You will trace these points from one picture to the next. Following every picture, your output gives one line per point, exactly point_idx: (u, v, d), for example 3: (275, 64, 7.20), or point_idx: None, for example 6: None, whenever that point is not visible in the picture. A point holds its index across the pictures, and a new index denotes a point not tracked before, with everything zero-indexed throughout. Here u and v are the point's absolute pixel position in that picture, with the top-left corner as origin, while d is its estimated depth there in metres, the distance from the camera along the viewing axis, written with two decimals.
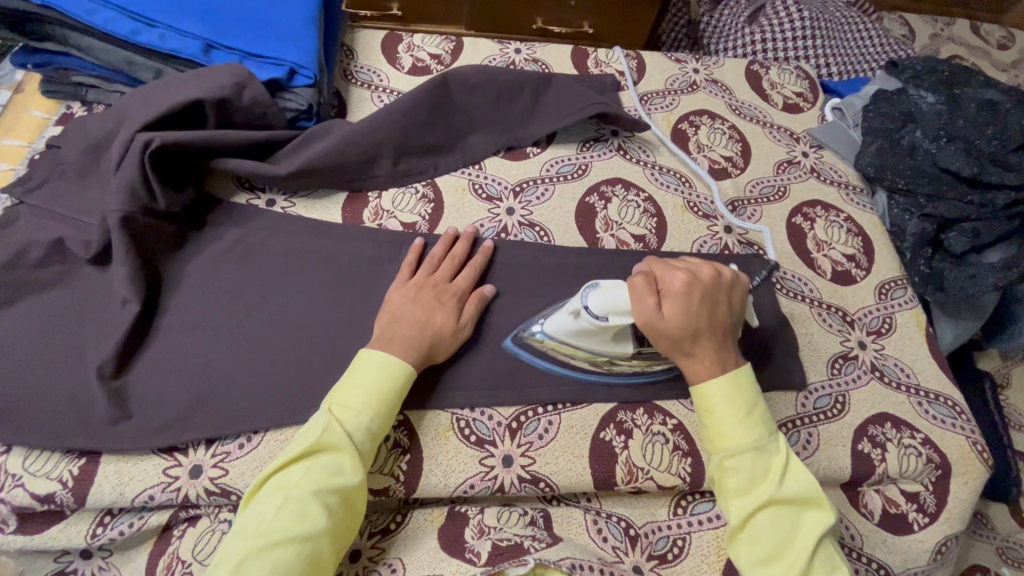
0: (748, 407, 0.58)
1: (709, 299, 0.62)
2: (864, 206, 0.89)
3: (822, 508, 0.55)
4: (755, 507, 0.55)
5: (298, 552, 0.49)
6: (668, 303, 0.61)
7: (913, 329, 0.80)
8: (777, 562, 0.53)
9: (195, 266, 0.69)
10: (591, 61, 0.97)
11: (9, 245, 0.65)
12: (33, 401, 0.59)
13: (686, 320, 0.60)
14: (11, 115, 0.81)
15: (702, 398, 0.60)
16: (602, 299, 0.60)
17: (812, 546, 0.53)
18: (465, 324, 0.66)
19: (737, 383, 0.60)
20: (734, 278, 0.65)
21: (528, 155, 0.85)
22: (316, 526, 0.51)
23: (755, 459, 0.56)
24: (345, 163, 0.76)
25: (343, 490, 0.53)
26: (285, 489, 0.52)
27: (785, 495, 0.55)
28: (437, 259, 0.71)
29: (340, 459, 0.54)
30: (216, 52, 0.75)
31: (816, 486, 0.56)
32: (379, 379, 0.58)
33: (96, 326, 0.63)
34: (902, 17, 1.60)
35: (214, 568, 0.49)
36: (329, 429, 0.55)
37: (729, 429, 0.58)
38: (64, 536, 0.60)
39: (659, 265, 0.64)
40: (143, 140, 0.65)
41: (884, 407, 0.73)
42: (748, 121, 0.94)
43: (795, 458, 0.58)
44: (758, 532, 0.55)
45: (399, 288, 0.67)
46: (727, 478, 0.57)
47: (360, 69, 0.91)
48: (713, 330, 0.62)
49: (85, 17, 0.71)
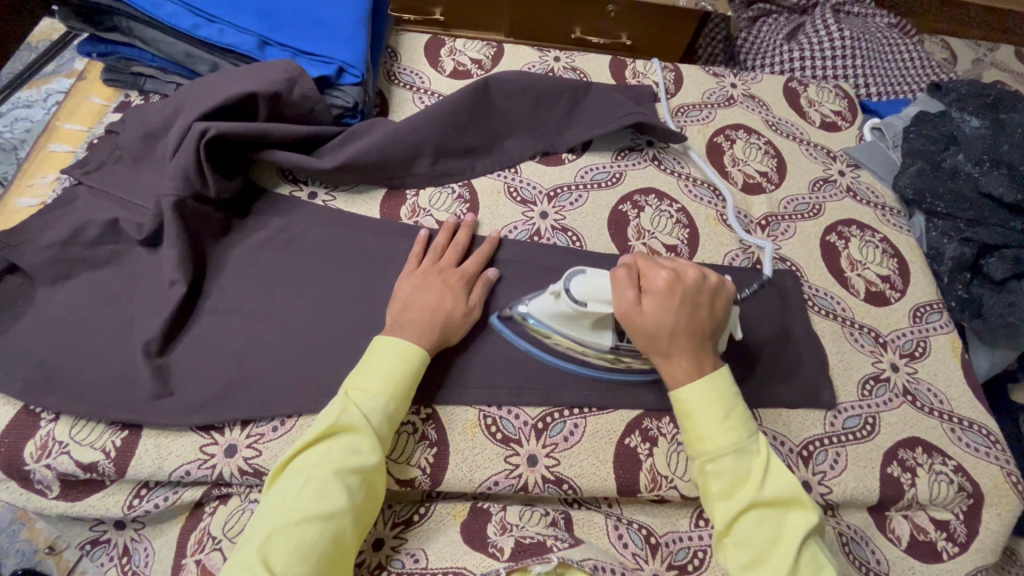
0: (726, 409, 0.58)
1: (691, 302, 0.61)
2: (901, 228, 0.88)
3: (805, 507, 0.54)
4: (737, 511, 0.54)
5: (322, 529, 0.50)
6: (646, 299, 0.60)
7: (948, 354, 0.79)
8: (761, 566, 0.53)
9: (239, 252, 0.72)
10: (629, 72, 0.98)
11: (68, 222, 0.68)
12: (83, 372, 0.62)
13: (663, 318, 0.59)
14: (73, 100, 0.85)
15: (680, 402, 0.59)
16: (585, 285, 0.61)
17: (795, 547, 0.52)
18: (474, 306, 0.68)
19: (714, 384, 0.59)
20: (720, 285, 0.63)
21: (564, 161, 0.86)
22: (337, 503, 0.52)
23: (735, 462, 0.56)
24: (386, 160, 0.78)
25: (364, 469, 0.54)
26: (307, 470, 0.53)
27: (766, 497, 0.54)
28: (441, 247, 0.73)
29: (359, 440, 0.55)
30: (270, 48, 0.78)
31: (798, 486, 0.55)
32: (395, 364, 0.60)
33: (145, 304, 0.66)
34: (943, 41, 1.58)
35: (241, 545, 0.50)
36: (347, 411, 0.56)
37: (707, 434, 0.57)
38: (103, 505, 0.62)
39: (643, 262, 0.63)
40: (199, 129, 0.68)
41: (916, 432, 0.72)
42: (785, 137, 0.94)
43: (777, 459, 0.57)
44: (742, 536, 0.54)
45: (409, 276, 0.69)
46: (709, 482, 0.56)
47: (403, 70, 0.93)
48: (692, 332, 0.60)
49: (151, 11, 0.74)
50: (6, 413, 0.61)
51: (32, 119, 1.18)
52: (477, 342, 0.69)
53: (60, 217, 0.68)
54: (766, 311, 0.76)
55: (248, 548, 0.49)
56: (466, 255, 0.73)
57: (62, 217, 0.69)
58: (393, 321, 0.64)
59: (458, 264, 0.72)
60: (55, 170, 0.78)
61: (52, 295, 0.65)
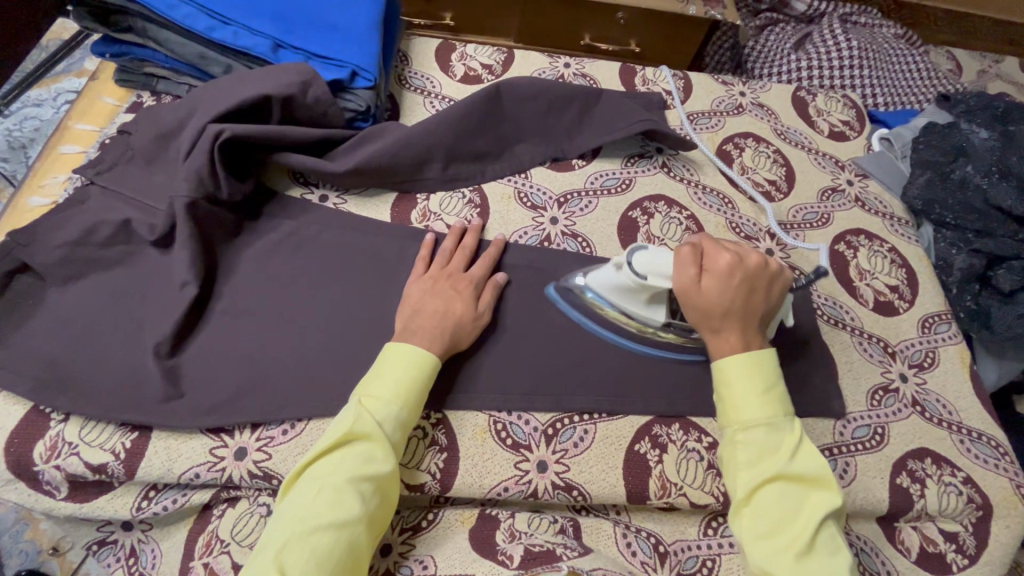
0: (767, 385, 0.59)
1: (749, 284, 0.62)
2: (910, 238, 0.89)
3: (829, 490, 0.55)
4: (762, 479, 0.55)
5: (337, 538, 0.50)
6: (708, 279, 0.62)
7: (957, 365, 0.79)
8: (777, 537, 0.53)
9: (249, 255, 0.72)
10: (639, 79, 0.99)
11: (79, 223, 0.68)
12: (93, 373, 0.62)
13: (721, 296, 0.61)
14: (85, 100, 0.85)
15: (720, 372, 0.60)
16: (648, 261, 0.63)
17: (815, 524, 0.52)
18: (483, 311, 0.68)
19: (758, 361, 0.60)
20: (779, 271, 0.64)
21: (574, 167, 0.86)
22: (352, 512, 0.51)
23: (768, 435, 0.56)
24: (397, 165, 0.78)
25: (378, 478, 0.54)
26: (322, 477, 0.53)
27: (794, 471, 0.55)
28: (449, 251, 0.73)
29: (372, 448, 0.55)
30: (284, 51, 0.78)
31: (826, 468, 0.55)
32: (413, 372, 0.60)
33: (156, 306, 0.65)
34: (949, 52, 1.59)
35: (256, 555, 0.49)
36: (361, 419, 0.56)
37: (742, 403, 0.58)
38: (111, 506, 0.62)
39: (709, 243, 0.64)
40: (214, 131, 0.68)
41: (925, 442, 0.72)
42: (794, 146, 0.95)
43: (807, 441, 0.58)
44: (764, 506, 0.54)
45: (417, 281, 0.69)
46: (737, 450, 0.57)
47: (414, 75, 0.94)
48: (745, 313, 0.62)
49: (166, 12, 0.74)
50: (16, 412, 0.61)
51: (42, 117, 1.19)
52: (487, 347, 0.69)
53: (72, 218, 0.68)
54: None
55: (264, 557, 0.48)
56: (475, 259, 0.73)
57: (74, 217, 0.69)
58: (404, 326, 0.64)
59: (467, 268, 0.72)
60: (67, 169, 0.78)
61: (63, 295, 0.65)
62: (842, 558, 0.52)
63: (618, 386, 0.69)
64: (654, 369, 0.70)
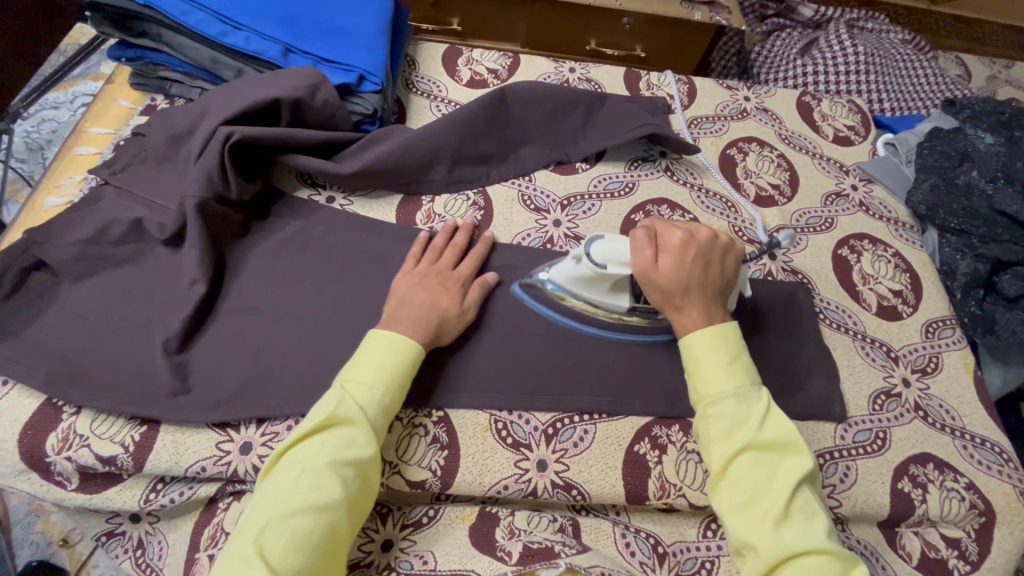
0: (732, 356, 0.59)
1: (703, 259, 0.63)
2: (913, 242, 0.88)
3: (800, 455, 0.55)
4: (736, 450, 0.55)
5: (316, 521, 0.51)
6: (664, 258, 0.62)
7: (960, 371, 0.79)
8: (753, 507, 0.53)
9: (257, 254, 0.73)
10: (643, 84, 0.99)
11: (93, 222, 0.69)
12: (104, 368, 0.63)
13: (677, 274, 0.61)
14: (101, 102, 0.87)
15: (688, 347, 0.61)
16: (605, 250, 0.64)
17: (790, 489, 0.53)
18: (468, 307, 0.69)
19: (721, 333, 0.61)
20: (730, 244, 0.66)
21: (577, 170, 0.87)
22: (332, 496, 0.52)
23: (736, 405, 0.57)
24: (402, 167, 0.80)
25: (359, 462, 0.55)
26: (303, 461, 0.53)
27: (764, 440, 0.55)
28: (439, 248, 0.74)
29: (354, 433, 0.56)
30: (293, 55, 0.80)
31: (794, 432, 0.56)
32: (388, 357, 0.60)
33: (165, 303, 0.67)
34: (958, 58, 1.58)
35: (237, 537, 0.50)
36: (343, 404, 0.57)
37: (709, 375, 0.59)
38: (120, 498, 0.63)
39: (660, 222, 0.65)
40: (225, 133, 0.70)
41: (927, 447, 0.72)
42: (798, 150, 0.95)
43: (776, 408, 0.58)
44: (739, 477, 0.55)
45: (405, 276, 0.70)
46: (710, 424, 0.57)
47: (421, 79, 0.95)
48: (705, 287, 0.63)
49: (180, 17, 0.76)
50: (29, 405, 0.63)
51: (59, 120, 1.23)
52: (488, 346, 0.70)
53: (86, 217, 0.70)
54: (778, 323, 0.76)
55: (243, 542, 0.49)
56: (464, 258, 0.74)
57: (88, 215, 0.71)
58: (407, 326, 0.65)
59: (455, 265, 0.73)
60: (83, 170, 0.81)
61: (76, 291, 0.67)
62: (820, 521, 0.52)
63: (618, 386, 0.70)
64: (655, 369, 0.71)
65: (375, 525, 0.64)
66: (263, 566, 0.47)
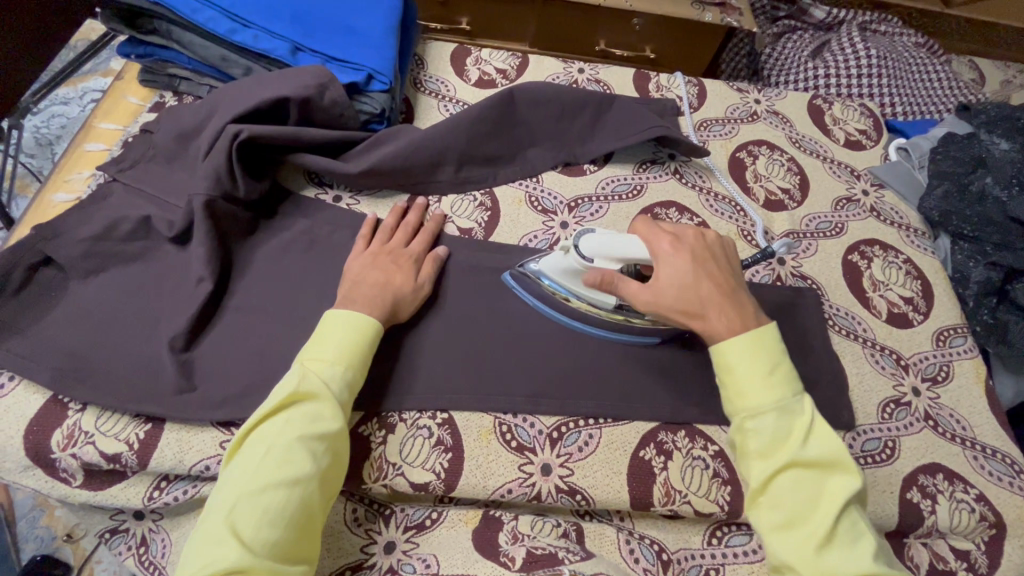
0: (772, 365, 0.58)
1: (701, 260, 0.63)
2: (925, 249, 0.87)
3: (844, 472, 0.54)
4: (778, 468, 0.54)
5: (289, 496, 0.51)
6: (665, 271, 0.61)
7: (971, 380, 0.78)
8: (796, 528, 0.53)
9: (263, 253, 0.73)
10: (653, 85, 0.99)
11: (101, 219, 0.70)
12: (110, 365, 0.63)
13: (682, 277, 0.61)
14: (110, 99, 0.87)
15: (721, 357, 0.59)
16: (592, 243, 0.64)
17: (836, 512, 0.52)
18: (424, 282, 0.70)
19: (759, 343, 0.59)
20: (718, 237, 0.67)
21: (585, 172, 0.87)
22: (303, 470, 0.52)
23: (778, 420, 0.56)
24: (411, 167, 0.79)
25: (328, 435, 0.55)
26: (269, 438, 0.53)
27: (806, 457, 0.54)
28: (390, 228, 0.74)
29: (319, 407, 0.55)
30: (302, 53, 0.80)
31: (839, 449, 0.55)
32: (350, 333, 0.60)
33: (172, 301, 0.67)
34: (971, 62, 1.57)
35: (207, 518, 0.50)
36: (306, 379, 0.56)
37: (749, 389, 0.57)
38: (124, 496, 0.64)
39: (644, 228, 0.65)
40: (233, 131, 0.70)
41: (937, 458, 0.71)
42: (809, 154, 0.94)
43: (819, 422, 0.57)
44: (779, 496, 0.54)
45: (357, 257, 0.70)
46: (749, 439, 0.56)
47: (430, 79, 0.95)
48: (716, 286, 0.62)
49: (190, 15, 0.76)
50: (36, 401, 0.63)
51: (69, 115, 1.24)
52: (494, 348, 0.70)
53: (94, 214, 0.70)
54: (787, 328, 0.76)
55: (213, 523, 0.49)
56: (415, 236, 0.75)
57: (97, 212, 0.71)
58: None
59: (408, 243, 0.74)
60: (91, 167, 0.81)
61: (83, 288, 0.67)
62: (864, 542, 0.52)
63: (624, 391, 0.69)
64: (662, 374, 0.71)
65: (378, 526, 0.64)
66: (237, 545, 0.47)
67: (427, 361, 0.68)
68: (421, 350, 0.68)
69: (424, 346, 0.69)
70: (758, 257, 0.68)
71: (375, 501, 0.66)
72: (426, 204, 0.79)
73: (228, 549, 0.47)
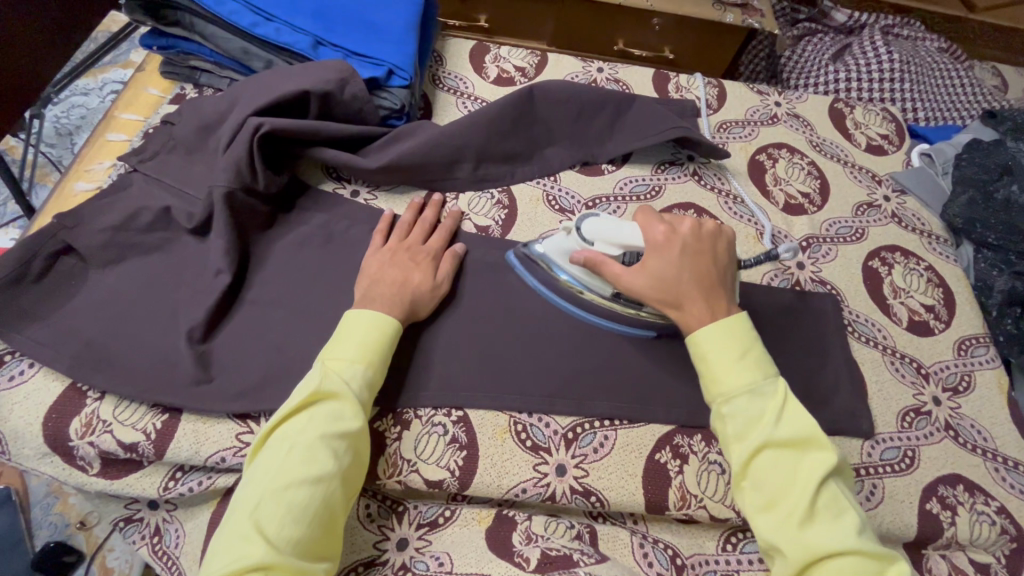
0: (744, 348, 0.58)
1: (690, 251, 0.63)
2: (948, 257, 0.86)
3: (820, 450, 0.54)
4: (753, 449, 0.54)
5: (312, 494, 0.51)
6: (651, 257, 0.63)
7: (993, 391, 0.76)
8: (778, 508, 0.53)
9: (281, 246, 0.73)
10: (672, 86, 0.98)
11: (121, 209, 0.70)
12: (129, 354, 0.63)
13: (664, 268, 0.62)
14: (131, 90, 0.88)
15: (696, 345, 0.60)
16: (595, 227, 0.66)
17: (812, 490, 0.52)
18: (442, 282, 0.69)
19: (730, 327, 0.59)
20: (716, 229, 0.66)
21: (603, 172, 0.86)
22: (325, 469, 0.52)
23: (750, 402, 0.56)
24: (429, 162, 0.79)
25: (349, 434, 0.54)
26: (291, 437, 0.53)
27: (781, 437, 0.54)
28: (408, 224, 0.74)
29: (341, 406, 0.55)
30: (323, 48, 0.80)
31: (814, 427, 0.55)
32: (369, 332, 0.60)
33: (190, 292, 0.67)
34: (994, 68, 1.55)
35: (231, 514, 0.50)
36: (328, 378, 0.56)
37: (721, 374, 0.57)
38: (140, 485, 0.64)
39: (643, 215, 0.66)
40: (254, 124, 0.70)
41: (958, 468, 0.70)
42: (829, 158, 0.93)
43: (795, 402, 0.57)
44: (758, 477, 0.54)
45: (375, 253, 0.70)
46: (725, 424, 0.56)
47: (448, 76, 0.94)
48: (700, 279, 0.62)
49: (213, 8, 0.77)
50: (55, 389, 0.63)
51: (88, 106, 1.25)
52: (510, 346, 0.69)
53: (115, 203, 0.71)
54: (806, 334, 0.75)
55: (237, 519, 0.49)
56: (433, 232, 0.75)
57: (117, 202, 0.71)
58: None
59: (426, 239, 0.74)
60: (112, 157, 0.81)
61: (104, 277, 0.67)
62: (846, 519, 0.51)
63: (640, 393, 0.69)
64: (679, 377, 0.70)
65: (391, 523, 0.64)
66: (264, 542, 0.47)
67: (443, 359, 0.68)
68: (437, 346, 0.68)
69: (440, 342, 0.68)
70: (763, 258, 0.69)
71: (388, 497, 0.65)
72: (443, 200, 0.79)
73: (253, 546, 0.47)
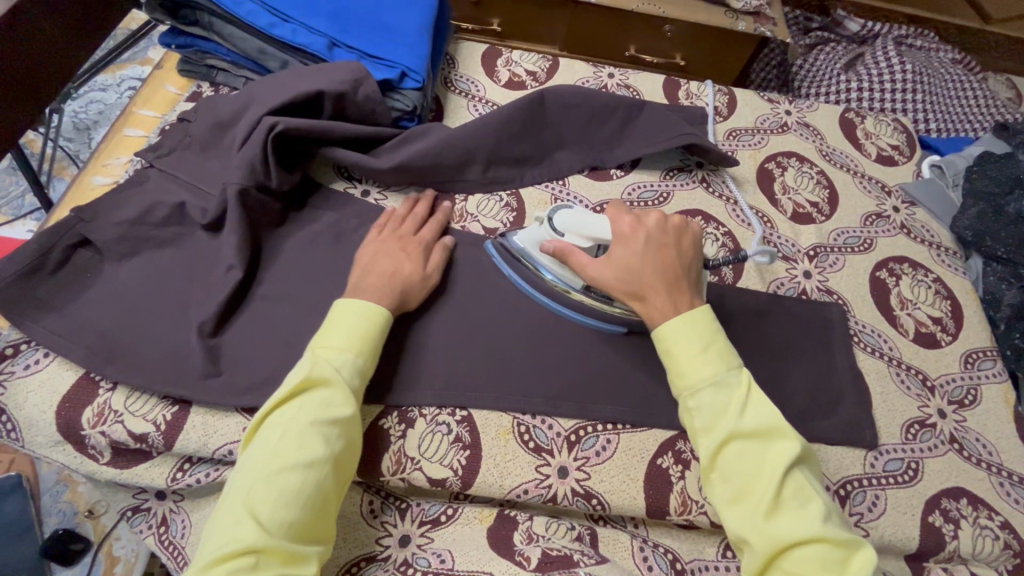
0: (706, 341, 0.59)
1: (656, 244, 0.64)
2: (956, 270, 0.86)
3: (783, 438, 0.54)
4: (720, 441, 0.54)
5: (304, 478, 0.51)
6: (616, 250, 0.64)
7: (1000, 405, 0.76)
8: (745, 499, 0.53)
9: (292, 244, 0.74)
10: (683, 93, 0.98)
11: (137, 203, 0.71)
12: (141, 347, 0.65)
13: (629, 259, 0.63)
14: (150, 86, 0.89)
15: (662, 339, 0.60)
16: (565, 219, 0.68)
17: (777, 478, 0.52)
18: (431, 272, 0.70)
19: (692, 321, 0.60)
20: (683, 224, 0.67)
21: (612, 176, 0.87)
22: (317, 453, 0.53)
23: (715, 394, 0.56)
24: (438, 164, 0.80)
25: (341, 420, 0.55)
26: (284, 424, 0.54)
27: (746, 428, 0.55)
28: (400, 217, 0.74)
29: (332, 393, 0.56)
30: (338, 49, 0.81)
31: (776, 417, 0.55)
32: (361, 322, 0.61)
33: (202, 287, 0.68)
34: (1009, 80, 1.54)
35: (224, 500, 0.51)
36: (319, 366, 0.57)
37: (687, 365, 0.58)
38: (148, 475, 0.65)
39: (614, 209, 0.68)
40: (268, 123, 0.71)
41: (962, 482, 0.69)
42: (839, 168, 0.93)
43: (758, 392, 0.57)
44: (724, 469, 0.55)
45: (368, 243, 0.70)
46: (693, 416, 0.57)
47: (460, 78, 0.95)
48: (665, 271, 0.63)
49: (232, 8, 0.78)
50: (68, 378, 0.65)
51: (106, 102, 1.28)
52: (515, 348, 0.70)
53: (131, 198, 0.72)
54: (811, 342, 0.75)
55: (230, 503, 0.50)
56: (424, 225, 0.75)
57: (133, 197, 0.72)
58: None
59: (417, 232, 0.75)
60: (128, 152, 0.83)
61: (118, 270, 0.69)
62: (810, 508, 0.52)
63: (644, 398, 0.69)
64: None
65: (393, 519, 0.64)
66: (255, 525, 0.48)
67: (448, 358, 0.68)
68: (443, 346, 0.69)
69: (446, 342, 0.69)
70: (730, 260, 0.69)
71: (392, 493, 0.66)
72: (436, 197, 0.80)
73: (244, 529, 0.48)
